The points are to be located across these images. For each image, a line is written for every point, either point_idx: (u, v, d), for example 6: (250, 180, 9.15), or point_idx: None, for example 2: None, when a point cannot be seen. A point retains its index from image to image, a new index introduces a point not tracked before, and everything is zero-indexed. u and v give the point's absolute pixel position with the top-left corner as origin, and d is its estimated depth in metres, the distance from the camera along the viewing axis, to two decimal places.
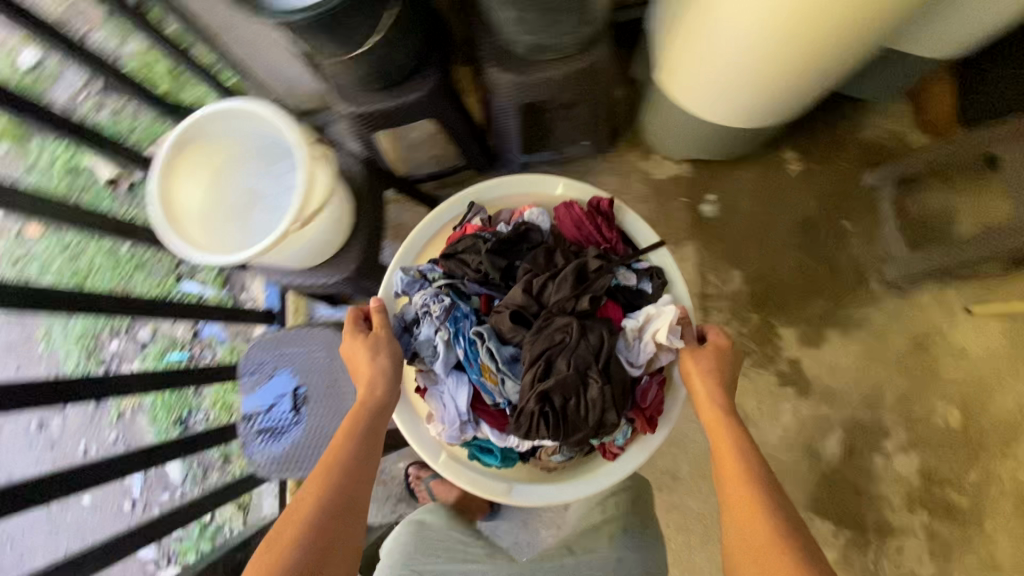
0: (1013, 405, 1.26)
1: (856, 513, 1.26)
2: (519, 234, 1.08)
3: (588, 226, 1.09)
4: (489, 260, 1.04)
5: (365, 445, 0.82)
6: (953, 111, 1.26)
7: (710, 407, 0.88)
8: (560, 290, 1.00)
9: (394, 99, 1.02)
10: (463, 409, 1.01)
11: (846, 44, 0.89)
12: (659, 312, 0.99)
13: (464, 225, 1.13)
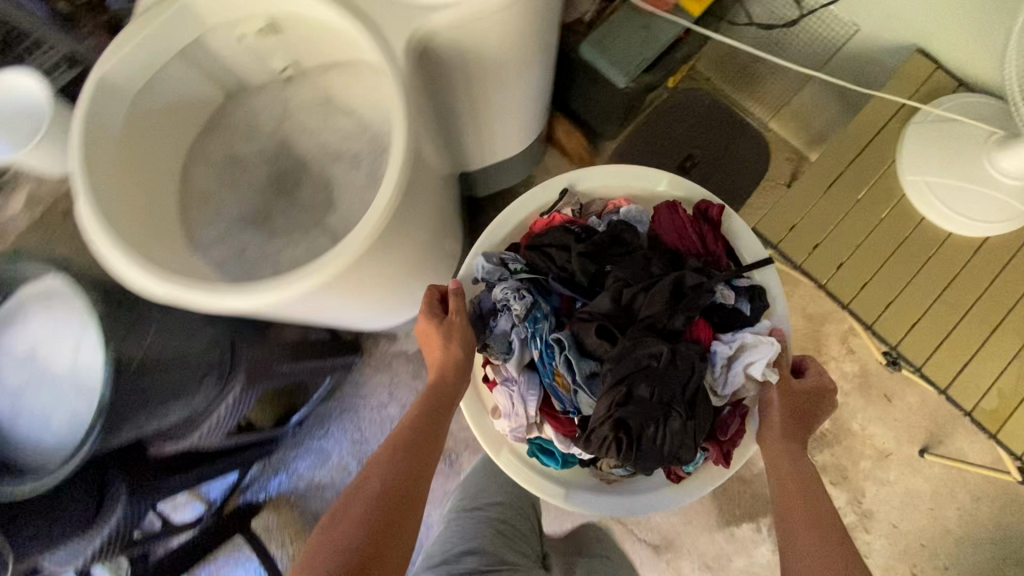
0: (799, 322, 1.37)
1: (759, 500, 1.30)
2: (613, 237, 0.97)
3: (693, 236, 0.97)
4: (579, 261, 0.95)
5: (415, 439, 0.80)
6: (584, 144, 1.38)
7: (794, 440, 0.84)
8: (668, 303, 0.89)
9: (94, 537, 0.89)
10: (530, 413, 0.92)
11: (419, 246, 0.91)
12: (757, 345, 0.89)
13: (550, 213, 1.02)
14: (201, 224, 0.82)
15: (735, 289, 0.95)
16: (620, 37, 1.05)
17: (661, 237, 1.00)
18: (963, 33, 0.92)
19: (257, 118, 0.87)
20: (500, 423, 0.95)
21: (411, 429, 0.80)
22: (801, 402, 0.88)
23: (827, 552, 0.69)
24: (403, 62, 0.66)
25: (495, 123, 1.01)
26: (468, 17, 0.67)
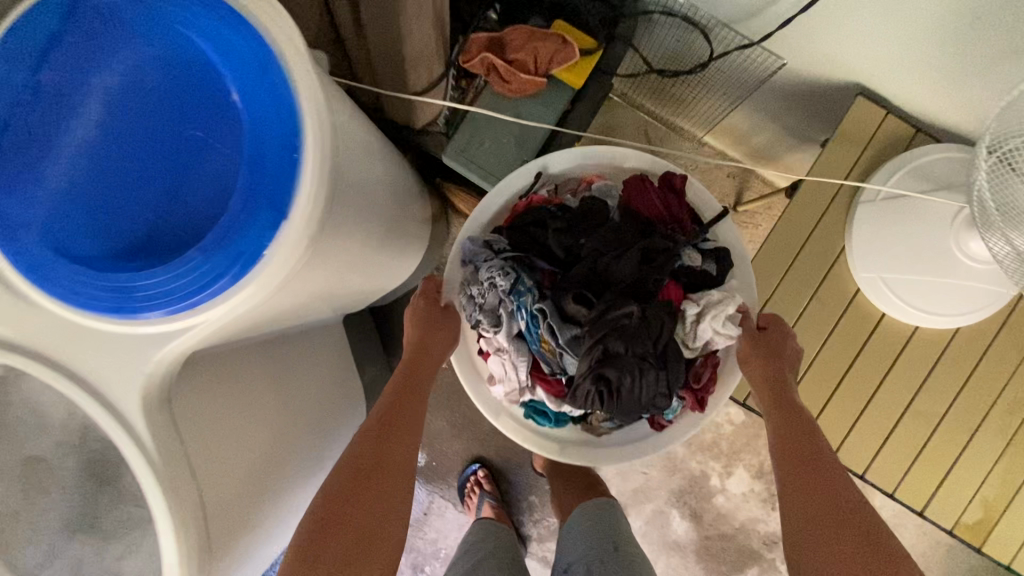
0: None
1: (743, 553, 1.25)
2: (585, 208, 0.70)
3: (668, 213, 0.71)
4: (556, 240, 0.68)
5: (385, 414, 0.62)
6: None
7: (780, 390, 0.67)
8: (640, 263, 0.65)
9: None
10: (524, 379, 0.69)
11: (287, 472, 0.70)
12: (725, 300, 0.64)
13: (528, 195, 0.75)
14: (19, 551, 0.68)
15: (703, 251, 0.71)
16: (487, 140, 0.84)
17: (638, 208, 0.71)
18: (924, 72, 0.69)
19: (37, 405, 0.67)
20: (495, 391, 0.75)
21: (385, 404, 0.63)
22: (784, 349, 0.70)
23: (837, 518, 0.53)
24: (147, 435, 0.47)
25: (364, 286, 0.80)
26: (224, 326, 0.48)
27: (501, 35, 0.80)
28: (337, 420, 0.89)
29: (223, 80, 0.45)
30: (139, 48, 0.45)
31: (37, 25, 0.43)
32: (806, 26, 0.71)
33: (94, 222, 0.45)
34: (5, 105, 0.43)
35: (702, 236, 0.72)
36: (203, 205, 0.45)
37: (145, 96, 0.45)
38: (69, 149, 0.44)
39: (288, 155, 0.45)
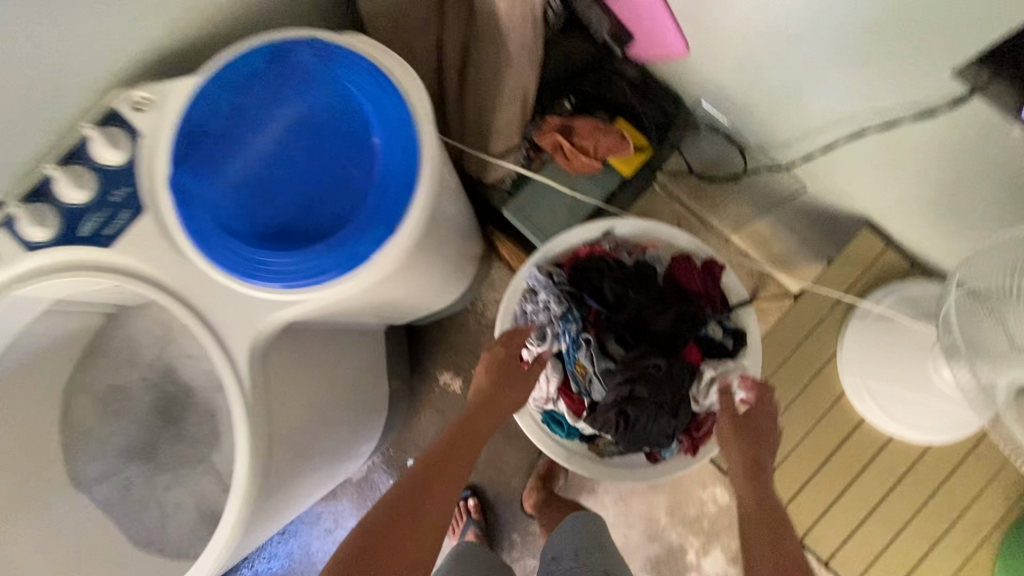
0: None
1: None
2: (639, 269, 0.78)
3: (707, 294, 0.78)
4: (610, 285, 0.77)
5: (442, 452, 0.67)
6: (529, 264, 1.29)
7: (758, 470, 0.64)
8: (676, 321, 0.75)
9: None
10: (553, 388, 0.77)
11: (322, 447, 0.80)
12: (737, 370, 0.75)
13: (591, 244, 0.82)
14: (85, 461, 0.80)
15: (723, 327, 0.78)
16: (544, 203, 0.99)
17: (678, 282, 0.78)
18: (918, 215, 0.82)
19: (138, 342, 0.82)
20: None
21: (443, 443, 0.68)
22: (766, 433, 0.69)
23: None
24: (246, 374, 0.60)
25: (422, 299, 0.92)
26: (318, 307, 0.62)
27: (571, 123, 0.97)
28: (365, 412, 0.99)
29: (370, 125, 0.61)
30: (316, 94, 0.61)
31: (252, 66, 0.61)
32: (825, 160, 0.86)
33: (255, 210, 0.61)
34: (214, 116, 0.61)
35: (723, 317, 0.78)
36: (333, 210, 0.61)
37: (311, 128, 0.61)
38: (252, 156, 0.61)
39: (404, 185, 0.60)
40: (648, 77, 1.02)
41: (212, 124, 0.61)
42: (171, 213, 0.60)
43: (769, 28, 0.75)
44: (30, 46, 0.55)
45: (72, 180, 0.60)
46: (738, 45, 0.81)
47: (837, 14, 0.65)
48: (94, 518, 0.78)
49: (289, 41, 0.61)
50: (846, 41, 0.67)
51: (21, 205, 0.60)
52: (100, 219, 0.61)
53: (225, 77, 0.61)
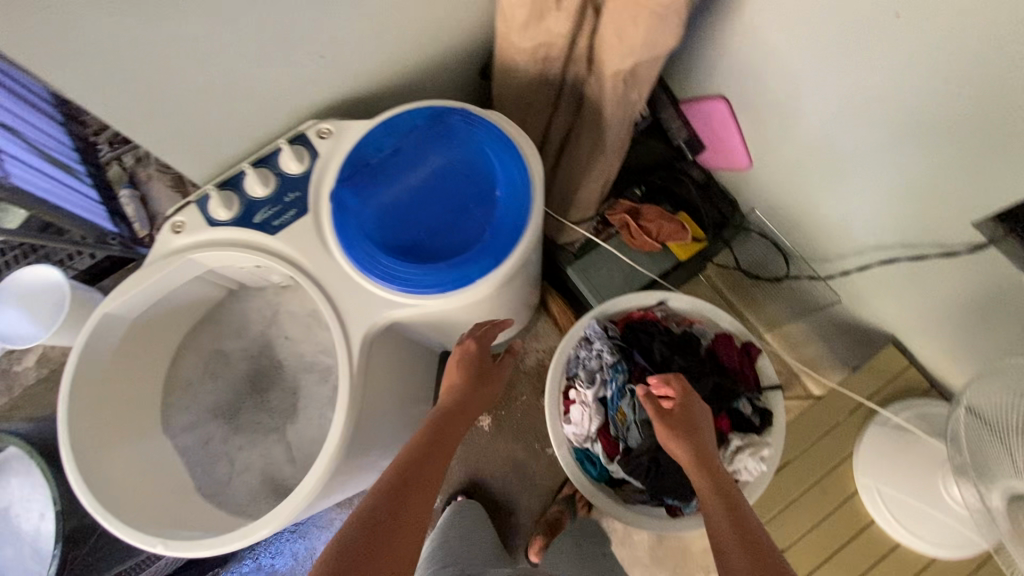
0: None
1: None
2: (686, 338, 0.90)
3: (743, 372, 0.88)
4: (659, 347, 0.88)
5: (418, 453, 0.66)
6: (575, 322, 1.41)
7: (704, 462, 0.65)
8: (713, 389, 0.85)
9: None
10: (593, 429, 0.87)
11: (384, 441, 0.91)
12: (760, 443, 0.84)
13: (646, 309, 0.94)
14: (177, 410, 0.90)
15: (753, 405, 0.87)
16: (605, 269, 1.13)
17: (718, 356, 0.89)
18: (940, 342, 0.92)
19: (249, 317, 0.95)
20: (564, 430, 0.88)
21: (420, 438, 0.69)
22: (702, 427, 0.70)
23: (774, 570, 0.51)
24: (358, 353, 0.74)
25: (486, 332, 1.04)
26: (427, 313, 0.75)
27: (639, 207, 1.12)
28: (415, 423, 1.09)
29: (496, 181, 0.77)
30: (456, 149, 0.78)
31: (413, 122, 0.79)
32: (860, 276, 0.98)
33: (389, 227, 0.76)
34: (379, 152, 0.78)
35: (754, 397, 0.87)
36: (452, 240, 0.75)
37: (447, 174, 0.77)
38: (396, 187, 0.77)
39: (513, 229, 0.74)
40: (713, 181, 1.18)
41: (372, 159, 0.78)
42: (329, 220, 0.76)
43: (823, 160, 0.90)
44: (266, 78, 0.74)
45: (260, 177, 0.76)
46: (795, 167, 0.97)
47: (884, 160, 0.80)
48: (172, 459, 0.86)
49: (446, 108, 0.79)
50: (887, 180, 0.82)
51: (216, 189, 0.77)
52: (270, 211, 0.77)
53: (392, 127, 0.79)
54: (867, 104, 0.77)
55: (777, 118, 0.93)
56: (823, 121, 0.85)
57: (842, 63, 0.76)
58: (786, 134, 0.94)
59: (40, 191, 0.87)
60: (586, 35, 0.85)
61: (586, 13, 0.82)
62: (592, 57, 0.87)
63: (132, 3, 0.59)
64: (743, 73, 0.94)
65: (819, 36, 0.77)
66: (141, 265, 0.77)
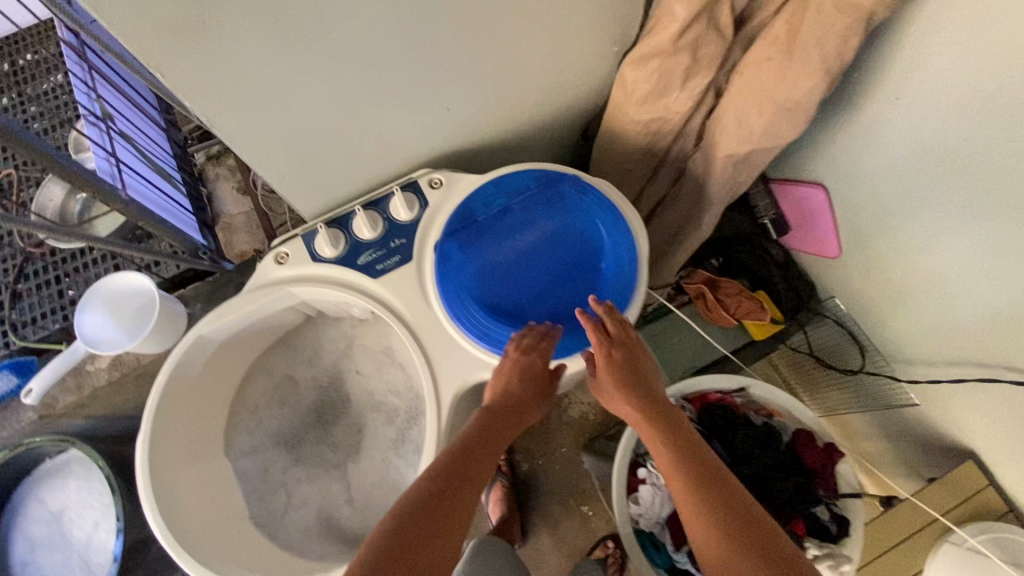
0: None
1: None
2: (768, 432, 0.86)
3: (824, 475, 0.85)
4: (739, 437, 0.86)
5: (466, 453, 0.63)
6: None
7: (649, 408, 0.69)
8: (794, 491, 0.82)
9: None
10: (665, 511, 0.86)
11: None
12: (843, 557, 0.79)
13: (724, 392, 0.92)
14: (239, 433, 0.90)
15: (831, 510, 0.84)
16: (675, 338, 1.13)
17: (798, 454, 0.86)
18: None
19: (322, 346, 0.95)
20: (630, 509, 0.86)
21: (466, 438, 0.65)
22: (641, 368, 0.71)
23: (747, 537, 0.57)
24: (445, 411, 0.73)
25: None
26: None
27: (718, 279, 1.11)
28: None
29: (603, 254, 0.76)
30: (565, 216, 0.77)
31: (523, 181, 0.78)
32: (947, 388, 0.94)
33: (490, 286, 0.75)
34: (487, 208, 0.78)
35: (830, 501, 0.84)
36: (552, 307, 0.75)
37: (553, 240, 0.77)
38: (501, 245, 0.76)
39: (616, 307, 0.75)
40: (793, 262, 1.17)
41: (478, 213, 0.78)
42: (431, 271, 0.76)
43: (926, 266, 0.88)
44: (391, 126, 0.74)
45: (369, 221, 0.76)
46: (893, 264, 0.95)
47: (998, 284, 0.77)
48: (231, 484, 0.85)
49: (561, 173, 0.78)
50: (991, 303, 0.79)
51: (325, 225, 0.77)
52: (375, 255, 0.77)
53: (501, 184, 0.78)
54: (986, 225, 0.75)
55: (883, 216, 0.92)
56: (935, 228, 0.83)
57: (970, 180, 0.74)
58: (891, 233, 0.92)
59: (153, 205, 0.86)
60: (703, 114, 0.85)
61: (708, 94, 0.82)
62: (705, 135, 0.86)
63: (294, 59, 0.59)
64: (852, 167, 0.92)
65: (948, 147, 0.75)
66: (239, 292, 0.77)
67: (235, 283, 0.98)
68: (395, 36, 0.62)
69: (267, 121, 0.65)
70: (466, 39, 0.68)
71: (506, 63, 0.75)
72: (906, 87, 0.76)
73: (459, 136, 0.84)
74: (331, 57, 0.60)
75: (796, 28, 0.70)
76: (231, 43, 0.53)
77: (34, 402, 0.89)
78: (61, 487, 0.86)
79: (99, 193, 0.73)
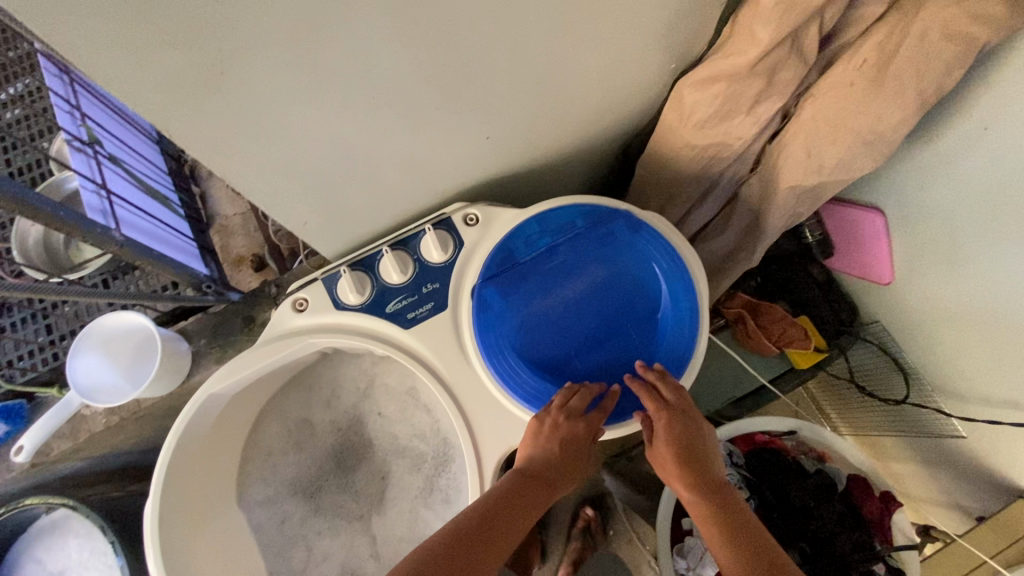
0: None
1: None
2: (824, 481, 0.82)
3: (882, 527, 0.81)
4: (794, 488, 0.82)
5: (488, 517, 0.57)
6: None
7: (707, 491, 0.60)
8: (853, 548, 0.78)
9: None
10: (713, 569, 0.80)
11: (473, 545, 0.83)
12: None
13: (774, 435, 0.88)
14: (253, 483, 0.82)
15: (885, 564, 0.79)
16: (712, 365, 1.11)
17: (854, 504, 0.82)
18: None
19: (341, 387, 0.87)
20: (676, 563, 0.82)
21: (493, 504, 0.58)
22: (699, 440, 0.64)
23: None
24: (489, 479, 0.68)
25: None
26: None
27: (759, 303, 1.05)
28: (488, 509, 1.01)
29: (657, 304, 0.70)
30: (617, 258, 0.70)
31: (570, 218, 0.71)
32: (1001, 430, 0.89)
33: (534, 339, 0.69)
34: (530, 249, 0.70)
35: (886, 554, 0.79)
36: (605, 362, 0.70)
37: (605, 286, 0.70)
38: (547, 292, 0.70)
39: (676, 361, 0.69)
40: (834, 282, 1.10)
41: (519, 254, 0.70)
42: (470, 322, 0.69)
43: (988, 308, 0.82)
44: (423, 160, 0.65)
45: (398, 263, 0.69)
46: (950, 302, 0.88)
47: None
48: (247, 541, 0.79)
49: (611, 210, 0.71)
50: None
51: (348, 269, 0.69)
52: (406, 301, 0.70)
53: (545, 223, 0.71)
54: None
55: (946, 249, 0.84)
56: (1003, 272, 0.77)
57: None
58: (954, 267, 0.85)
59: (149, 240, 0.78)
60: (764, 140, 0.76)
61: (774, 119, 0.73)
62: (764, 162, 0.78)
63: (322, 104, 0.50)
64: (916, 194, 0.85)
65: None
66: (255, 344, 0.70)
67: (242, 316, 0.87)
68: (438, 70, 0.53)
69: (290, 170, 0.55)
70: (516, 67, 0.59)
71: (557, 88, 0.66)
72: (998, 117, 0.68)
73: (495, 164, 0.75)
74: (365, 99, 0.51)
75: (890, 52, 0.62)
76: (256, 99, 0.45)
77: (25, 459, 0.79)
78: (59, 547, 0.82)
79: (89, 236, 0.64)
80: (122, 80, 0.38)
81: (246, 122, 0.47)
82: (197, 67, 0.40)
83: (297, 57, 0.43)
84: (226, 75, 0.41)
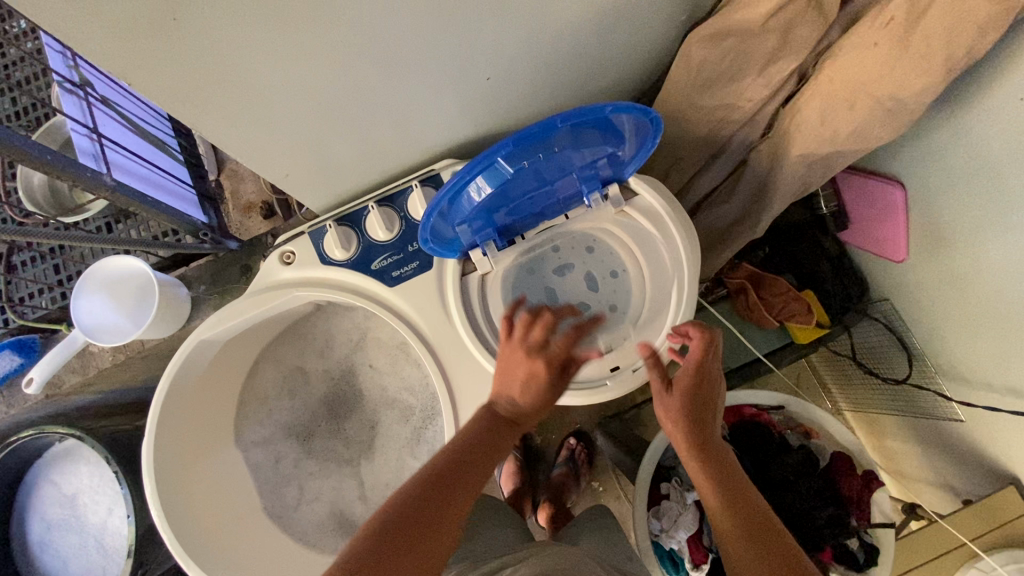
0: None
1: None
2: (807, 457, 0.83)
3: (861, 503, 0.81)
4: (780, 462, 0.83)
5: (460, 454, 0.57)
6: None
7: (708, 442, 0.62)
8: (828, 522, 0.80)
9: None
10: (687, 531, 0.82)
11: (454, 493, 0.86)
12: None
13: (761, 409, 0.88)
14: (250, 423, 0.86)
15: (861, 539, 0.80)
16: None
17: (835, 481, 0.83)
18: None
19: (334, 338, 0.89)
20: (650, 525, 0.83)
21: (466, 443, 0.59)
22: (712, 396, 0.64)
23: None
24: None
25: None
26: None
27: (762, 274, 1.03)
28: None
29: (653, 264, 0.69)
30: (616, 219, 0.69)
31: (551, 133, 0.59)
32: (1000, 418, 0.86)
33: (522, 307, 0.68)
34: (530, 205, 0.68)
35: (862, 530, 0.81)
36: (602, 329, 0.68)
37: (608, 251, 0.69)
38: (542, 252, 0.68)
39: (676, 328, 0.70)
40: (846, 257, 1.06)
41: (494, 194, 0.63)
42: (450, 258, 0.71)
43: (996, 293, 0.78)
44: (414, 117, 0.64)
45: (385, 221, 0.70)
46: (961, 283, 0.84)
47: None
48: (242, 477, 0.83)
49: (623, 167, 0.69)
50: None
51: (336, 224, 0.70)
52: (391, 259, 0.71)
53: (526, 141, 0.59)
54: None
55: (962, 229, 0.80)
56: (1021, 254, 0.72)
57: None
58: (969, 247, 0.80)
59: (143, 185, 0.80)
60: (778, 103, 0.72)
61: (789, 81, 0.70)
62: (776, 128, 0.73)
63: (302, 62, 0.48)
64: (939, 169, 0.80)
65: None
66: (248, 293, 0.72)
67: (240, 265, 0.93)
68: (427, 24, 0.51)
69: (268, 123, 0.54)
70: (510, 20, 0.56)
71: (558, 44, 0.63)
72: None
73: (490, 120, 0.72)
74: (347, 52, 0.49)
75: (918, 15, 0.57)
76: (222, 53, 0.44)
77: (37, 390, 0.83)
78: (72, 471, 0.89)
79: (81, 182, 0.65)
80: (76, 26, 0.37)
81: (217, 75, 0.46)
82: (151, 13, 0.39)
83: (266, 9, 0.41)
84: (183, 23, 0.40)
